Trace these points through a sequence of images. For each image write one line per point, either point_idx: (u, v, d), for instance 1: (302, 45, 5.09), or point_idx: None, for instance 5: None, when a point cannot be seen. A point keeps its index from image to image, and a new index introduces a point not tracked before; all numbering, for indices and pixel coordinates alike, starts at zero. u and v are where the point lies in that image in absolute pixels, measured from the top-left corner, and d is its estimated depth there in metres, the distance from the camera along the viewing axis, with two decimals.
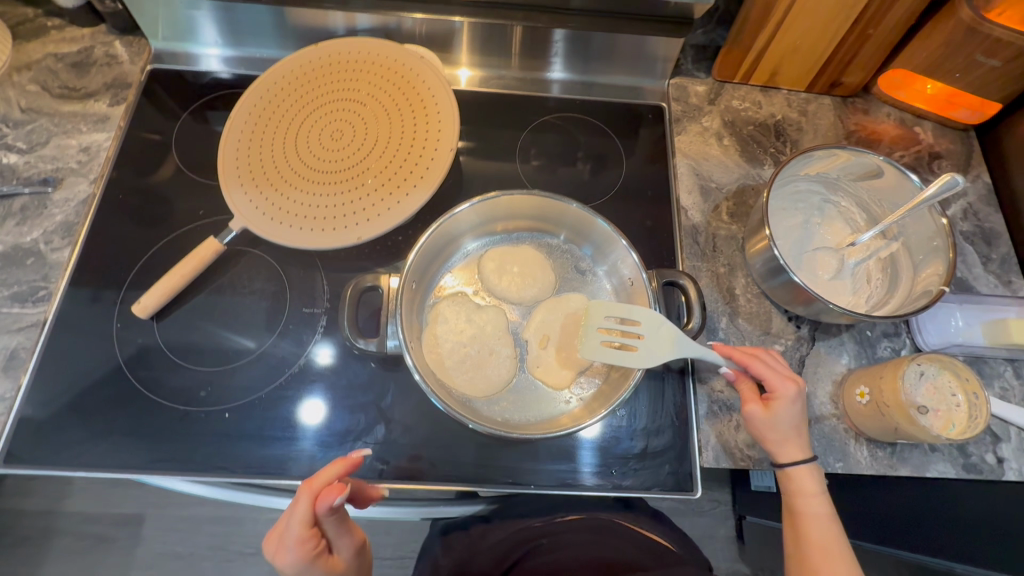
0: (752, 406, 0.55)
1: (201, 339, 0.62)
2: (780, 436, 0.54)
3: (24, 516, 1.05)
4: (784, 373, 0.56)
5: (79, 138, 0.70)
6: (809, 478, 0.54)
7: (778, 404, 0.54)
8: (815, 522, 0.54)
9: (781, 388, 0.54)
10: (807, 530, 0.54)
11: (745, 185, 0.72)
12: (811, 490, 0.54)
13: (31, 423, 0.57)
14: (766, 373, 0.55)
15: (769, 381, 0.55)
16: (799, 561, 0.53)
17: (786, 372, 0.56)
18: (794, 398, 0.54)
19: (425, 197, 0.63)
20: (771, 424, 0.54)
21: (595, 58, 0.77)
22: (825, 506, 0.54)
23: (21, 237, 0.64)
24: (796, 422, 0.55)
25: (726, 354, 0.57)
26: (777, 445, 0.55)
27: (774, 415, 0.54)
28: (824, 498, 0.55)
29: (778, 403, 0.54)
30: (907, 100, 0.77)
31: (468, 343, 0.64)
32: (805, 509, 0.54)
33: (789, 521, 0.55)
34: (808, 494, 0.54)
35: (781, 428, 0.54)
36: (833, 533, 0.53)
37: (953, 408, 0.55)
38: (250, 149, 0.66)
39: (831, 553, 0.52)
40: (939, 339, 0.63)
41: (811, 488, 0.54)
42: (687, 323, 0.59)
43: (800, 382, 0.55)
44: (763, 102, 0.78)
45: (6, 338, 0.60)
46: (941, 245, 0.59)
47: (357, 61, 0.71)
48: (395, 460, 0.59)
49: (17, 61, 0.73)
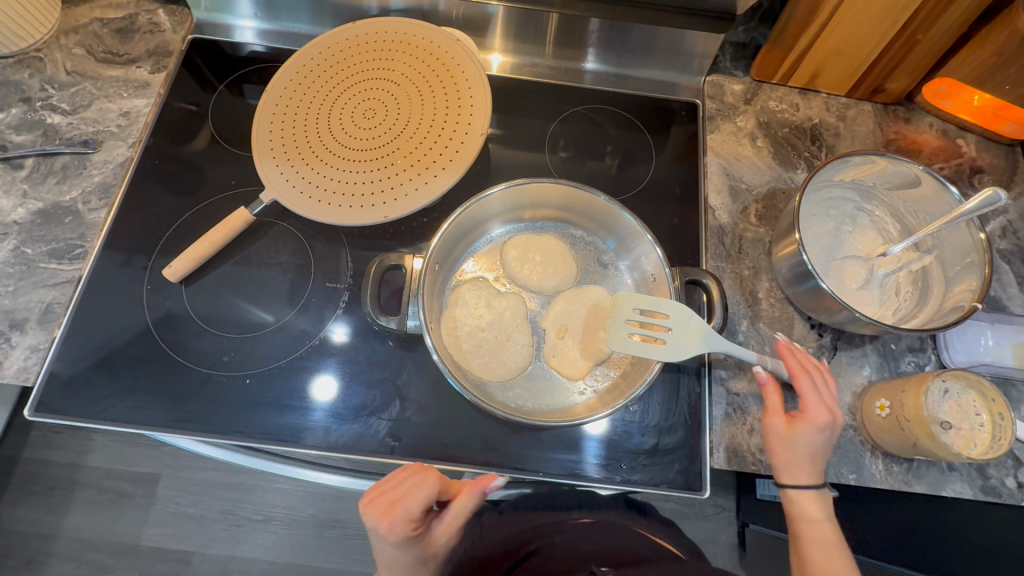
0: (775, 418, 0.54)
1: (227, 306, 0.64)
2: (790, 457, 0.53)
3: (49, 467, 1.10)
4: (827, 404, 0.54)
5: (120, 103, 0.72)
6: (812, 505, 0.53)
7: (801, 425, 0.53)
8: (822, 549, 0.51)
9: (814, 413, 0.53)
10: (810, 555, 0.52)
11: (776, 188, 0.71)
12: (814, 516, 0.53)
13: (63, 375, 0.59)
14: (807, 392, 0.54)
15: (806, 401, 0.53)
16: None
17: (829, 405, 0.54)
18: (823, 429, 0.52)
19: (452, 180, 0.64)
20: (785, 442, 0.53)
21: (630, 50, 0.76)
22: (832, 535, 0.52)
23: (61, 196, 0.66)
24: (815, 451, 0.53)
25: (783, 356, 0.57)
26: (783, 463, 0.53)
27: (792, 435, 0.53)
28: (831, 527, 0.53)
29: (804, 425, 0.53)
30: (952, 111, 0.75)
31: (485, 327, 0.64)
32: (810, 535, 0.52)
33: (796, 549, 0.53)
34: (812, 519, 0.53)
35: (796, 449, 0.53)
36: (840, 563, 0.51)
37: (976, 427, 0.54)
38: (283, 123, 0.67)
39: None
40: (966, 357, 0.61)
41: (814, 514, 0.53)
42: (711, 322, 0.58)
43: (837, 419, 0.53)
44: (800, 104, 0.77)
45: (43, 292, 0.62)
46: (976, 260, 0.58)
47: (393, 40, 0.71)
48: (407, 437, 0.59)
49: (65, 24, 0.75)
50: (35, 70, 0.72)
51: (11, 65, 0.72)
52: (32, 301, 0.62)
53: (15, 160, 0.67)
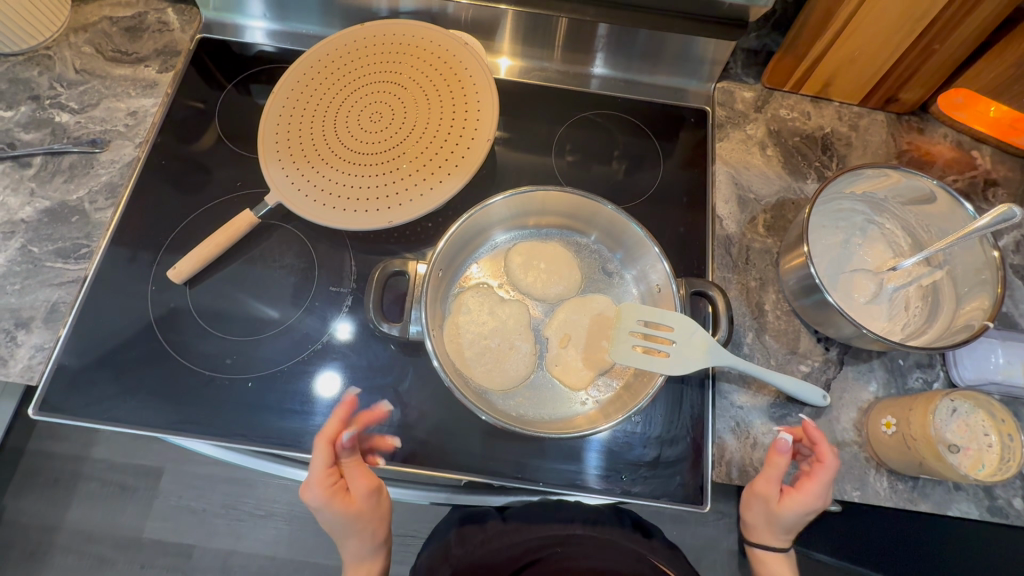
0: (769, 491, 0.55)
1: (231, 307, 0.64)
2: (765, 522, 0.56)
3: (54, 459, 1.11)
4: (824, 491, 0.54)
5: (128, 102, 0.72)
6: (773, 554, 0.59)
7: (789, 506, 0.54)
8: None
9: (809, 500, 0.54)
10: None
11: (785, 198, 0.70)
12: (782, 574, 0.58)
13: (67, 374, 0.60)
14: (815, 480, 0.53)
15: (809, 487, 0.54)
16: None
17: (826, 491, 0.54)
18: (809, 512, 0.54)
19: (458, 186, 0.63)
20: (769, 514, 0.56)
21: (640, 56, 0.75)
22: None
23: (68, 195, 0.66)
24: (791, 524, 0.56)
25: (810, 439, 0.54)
26: (757, 523, 0.57)
27: (778, 511, 0.55)
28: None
29: (793, 507, 0.54)
30: (967, 122, 0.73)
31: (488, 335, 0.64)
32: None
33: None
34: (773, 564, 0.58)
35: (775, 519, 0.56)
36: None
37: (984, 448, 0.53)
38: (290, 126, 0.67)
39: None
40: (975, 374, 0.60)
41: (782, 572, 0.59)
42: (716, 334, 0.57)
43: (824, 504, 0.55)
44: (812, 113, 0.75)
45: (49, 291, 0.62)
46: (989, 278, 0.56)
47: (401, 43, 0.71)
48: (408, 444, 0.59)
49: (74, 22, 0.75)
50: (45, 68, 0.72)
51: (21, 63, 0.72)
52: (38, 300, 0.62)
53: (23, 158, 0.67)
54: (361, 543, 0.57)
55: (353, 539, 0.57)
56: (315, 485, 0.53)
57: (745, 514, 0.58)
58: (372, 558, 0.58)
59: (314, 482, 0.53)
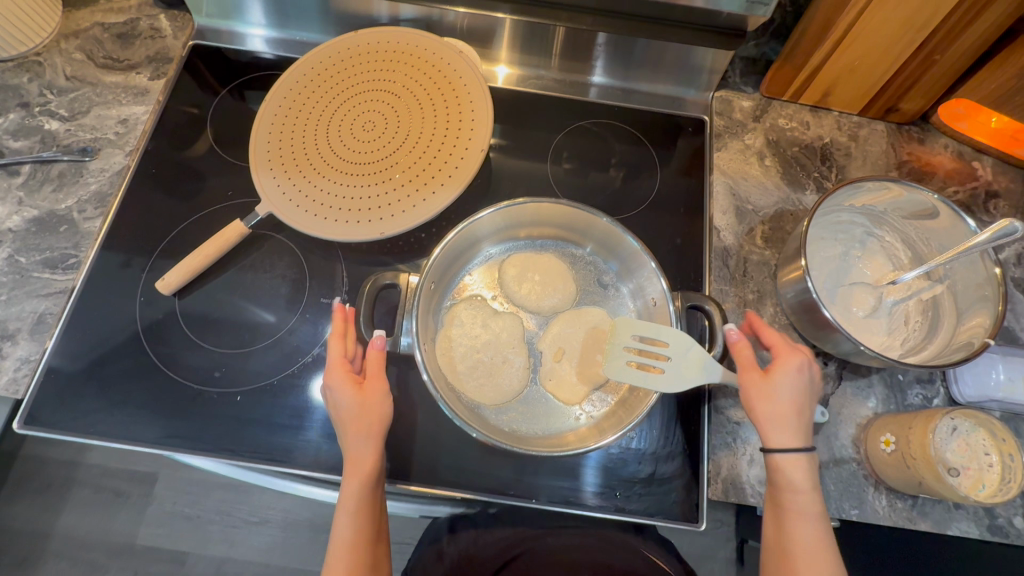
0: (752, 373, 0.53)
1: (220, 319, 0.63)
2: (776, 409, 0.51)
3: (46, 464, 1.10)
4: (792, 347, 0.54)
5: (119, 110, 0.71)
6: (798, 469, 0.50)
7: (780, 373, 0.52)
8: (802, 520, 0.50)
9: (783, 358, 0.52)
10: (791, 528, 0.50)
11: (783, 210, 0.69)
12: (800, 486, 0.50)
13: (53, 387, 0.59)
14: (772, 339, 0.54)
15: (777, 348, 0.53)
16: (780, 556, 0.50)
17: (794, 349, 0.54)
18: (797, 371, 0.52)
19: (451, 197, 0.62)
20: (768, 393, 0.51)
21: (638, 64, 0.74)
22: (815, 506, 0.50)
23: (56, 204, 0.66)
24: (796, 397, 0.51)
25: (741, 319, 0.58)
26: (770, 420, 0.51)
27: (772, 384, 0.51)
28: (815, 497, 0.51)
29: (779, 371, 0.52)
30: (968, 132, 0.72)
31: (481, 348, 0.63)
32: (795, 509, 0.50)
33: (777, 517, 0.52)
34: (794, 489, 0.50)
35: (778, 399, 0.51)
36: (820, 535, 0.50)
37: (985, 468, 0.52)
38: (281, 135, 0.66)
39: (813, 558, 0.49)
40: (976, 391, 0.59)
41: (800, 484, 0.50)
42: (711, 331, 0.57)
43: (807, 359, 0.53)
44: (811, 123, 0.75)
45: (36, 302, 0.62)
46: (990, 295, 0.55)
47: (394, 50, 0.70)
48: (400, 459, 0.59)
49: (66, 28, 0.74)
50: (35, 74, 0.71)
51: (11, 69, 0.71)
52: (25, 311, 0.61)
53: (12, 166, 0.67)
54: (358, 434, 0.52)
55: (352, 428, 0.52)
56: (333, 365, 0.54)
57: (755, 417, 0.52)
58: (369, 456, 0.52)
59: (332, 365, 0.54)
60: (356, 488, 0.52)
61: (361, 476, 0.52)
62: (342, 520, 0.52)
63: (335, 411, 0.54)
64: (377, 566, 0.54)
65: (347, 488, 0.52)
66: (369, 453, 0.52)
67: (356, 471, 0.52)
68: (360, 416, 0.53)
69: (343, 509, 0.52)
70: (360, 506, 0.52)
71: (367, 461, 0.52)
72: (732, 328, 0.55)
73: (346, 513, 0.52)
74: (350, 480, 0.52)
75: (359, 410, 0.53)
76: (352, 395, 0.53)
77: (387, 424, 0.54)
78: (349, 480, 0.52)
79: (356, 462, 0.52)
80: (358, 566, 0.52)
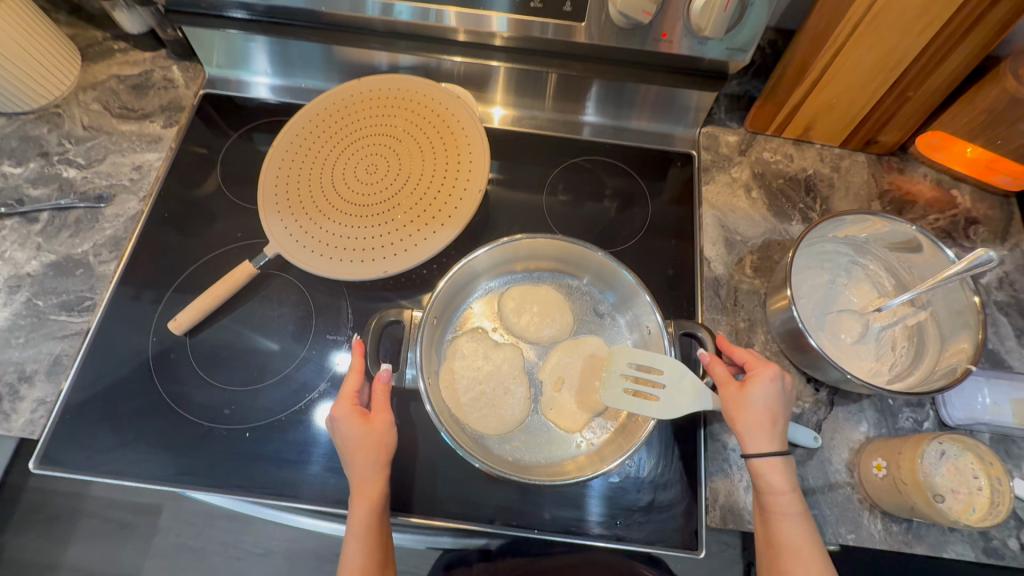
0: (729, 387, 0.55)
1: (230, 358, 0.65)
2: (752, 418, 0.53)
3: (52, 496, 1.01)
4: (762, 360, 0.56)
5: (133, 157, 0.74)
6: (779, 474, 0.52)
7: (752, 384, 0.54)
8: (787, 521, 0.52)
9: (756, 369, 0.55)
10: (780, 531, 0.52)
11: (771, 240, 0.72)
12: (780, 488, 0.52)
13: (67, 428, 0.61)
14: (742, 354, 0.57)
15: (749, 363, 0.56)
16: (771, 560, 0.52)
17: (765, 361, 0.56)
18: (770, 379, 0.54)
19: (451, 236, 0.65)
20: (743, 403, 0.53)
21: (627, 104, 0.78)
22: (796, 506, 0.52)
23: (73, 249, 0.68)
24: (772, 406, 0.53)
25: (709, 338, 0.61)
26: (748, 429, 0.53)
27: (746, 395, 0.54)
28: (796, 497, 0.52)
29: (753, 381, 0.54)
30: (945, 162, 0.75)
31: (483, 380, 0.65)
32: (778, 510, 0.52)
33: (764, 520, 0.53)
34: (776, 491, 0.52)
35: (753, 409, 0.53)
36: (807, 534, 0.51)
37: (974, 491, 0.53)
38: (288, 179, 0.69)
39: (803, 556, 0.50)
40: (964, 415, 0.61)
41: (780, 485, 0.52)
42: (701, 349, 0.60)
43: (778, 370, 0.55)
44: (794, 155, 0.78)
45: (52, 344, 0.64)
46: (971, 320, 0.58)
47: (395, 96, 0.74)
48: (405, 492, 0.60)
49: (84, 80, 0.78)
50: (54, 125, 0.75)
51: (32, 121, 0.75)
52: (41, 353, 0.63)
53: (31, 214, 0.70)
54: (364, 461, 0.54)
55: (359, 456, 0.54)
56: (342, 397, 0.56)
57: (734, 426, 0.54)
58: (375, 481, 0.54)
59: (342, 397, 0.57)
60: (364, 513, 0.53)
61: (369, 500, 0.53)
62: (351, 545, 0.53)
63: (341, 440, 0.56)
64: None
65: (355, 513, 0.53)
66: (376, 479, 0.54)
67: (363, 496, 0.54)
68: (365, 446, 0.54)
69: (352, 533, 0.53)
70: (369, 530, 0.53)
71: (374, 487, 0.54)
72: (704, 350, 0.58)
73: (355, 538, 0.53)
74: (358, 505, 0.53)
75: (364, 439, 0.54)
76: (358, 425, 0.55)
77: (392, 451, 0.56)
78: (357, 505, 0.53)
79: (363, 488, 0.54)
80: None
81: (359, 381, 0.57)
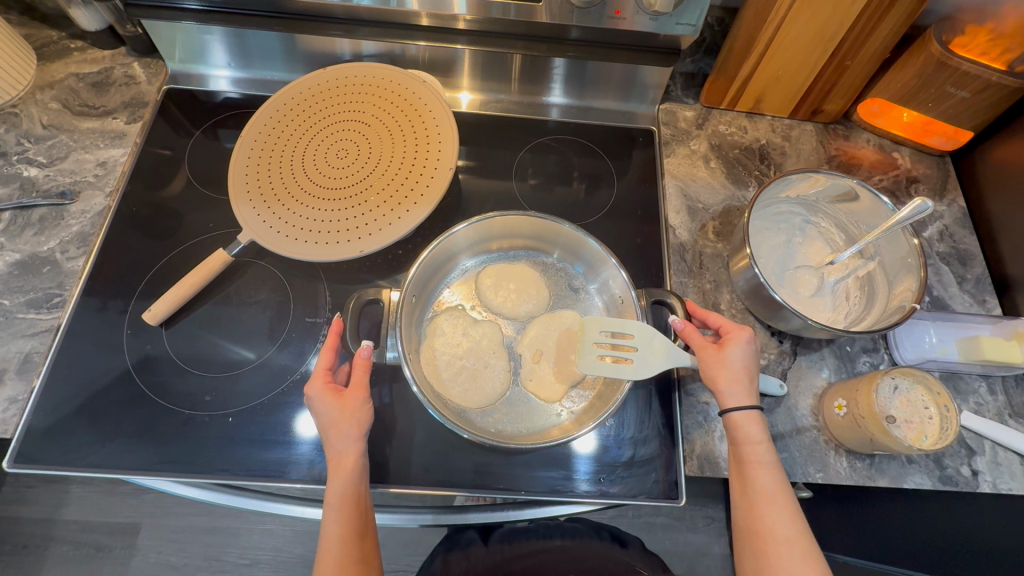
0: (709, 349, 0.57)
1: (209, 347, 0.65)
2: (730, 375, 0.55)
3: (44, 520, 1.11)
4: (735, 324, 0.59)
5: (96, 153, 0.74)
6: (754, 425, 0.54)
7: (729, 345, 0.56)
8: (762, 469, 0.54)
9: (733, 331, 0.58)
10: (756, 478, 0.53)
11: (731, 206, 0.76)
12: (756, 439, 0.54)
13: (40, 426, 0.59)
14: (717, 320, 0.60)
15: (725, 326, 0.59)
16: (748, 508, 0.53)
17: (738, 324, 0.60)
18: (746, 341, 0.57)
19: (425, 213, 0.67)
20: (721, 362, 0.56)
21: (590, 84, 0.81)
22: (770, 454, 0.54)
23: (38, 246, 0.67)
24: (749, 364, 0.56)
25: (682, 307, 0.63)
26: (727, 385, 0.55)
27: (724, 355, 0.56)
28: (771, 447, 0.54)
29: (730, 342, 0.57)
30: (886, 127, 0.81)
31: (463, 355, 0.66)
32: (754, 459, 0.54)
33: (740, 472, 0.55)
34: (753, 441, 0.54)
35: (730, 368, 0.56)
36: (778, 480, 0.53)
37: (926, 420, 0.58)
38: (258, 168, 0.70)
39: (776, 501, 0.52)
40: (915, 354, 0.66)
41: (756, 435, 0.54)
42: (671, 316, 0.61)
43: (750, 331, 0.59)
44: (748, 127, 0.82)
45: (22, 342, 0.63)
46: (914, 263, 0.62)
47: (362, 84, 0.75)
48: (391, 464, 0.62)
49: (40, 80, 0.77)
50: (11, 125, 0.74)
51: None
52: (10, 352, 0.62)
53: None
54: (338, 435, 0.54)
55: (332, 431, 0.54)
56: (315, 374, 0.57)
57: (713, 386, 0.56)
58: (350, 455, 0.54)
59: (314, 374, 0.57)
60: (341, 485, 0.53)
61: (344, 473, 0.54)
62: (329, 517, 0.53)
63: (316, 417, 0.56)
64: (367, 562, 0.54)
65: (332, 485, 0.53)
66: (351, 451, 0.54)
67: (339, 468, 0.54)
68: (339, 420, 0.54)
69: (330, 505, 0.53)
70: (345, 500, 0.53)
71: (349, 458, 0.54)
72: (676, 316, 0.60)
73: (333, 509, 0.53)
74: (334, 477, 0.54)
75: (337, 415, 0.54)
76: (332, 401, 0.55)
77: (370, 425, 0.56)
78: (332, 478, 0.54)
79: (339, 461, 0.54)
80: (349, 559, 0.52)
81: (333, 359, 0.58)
